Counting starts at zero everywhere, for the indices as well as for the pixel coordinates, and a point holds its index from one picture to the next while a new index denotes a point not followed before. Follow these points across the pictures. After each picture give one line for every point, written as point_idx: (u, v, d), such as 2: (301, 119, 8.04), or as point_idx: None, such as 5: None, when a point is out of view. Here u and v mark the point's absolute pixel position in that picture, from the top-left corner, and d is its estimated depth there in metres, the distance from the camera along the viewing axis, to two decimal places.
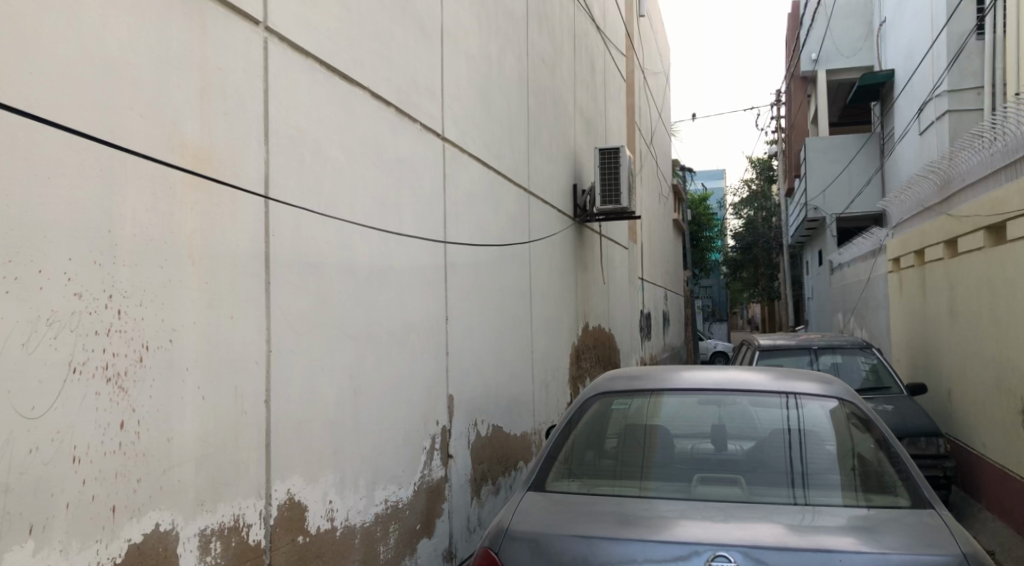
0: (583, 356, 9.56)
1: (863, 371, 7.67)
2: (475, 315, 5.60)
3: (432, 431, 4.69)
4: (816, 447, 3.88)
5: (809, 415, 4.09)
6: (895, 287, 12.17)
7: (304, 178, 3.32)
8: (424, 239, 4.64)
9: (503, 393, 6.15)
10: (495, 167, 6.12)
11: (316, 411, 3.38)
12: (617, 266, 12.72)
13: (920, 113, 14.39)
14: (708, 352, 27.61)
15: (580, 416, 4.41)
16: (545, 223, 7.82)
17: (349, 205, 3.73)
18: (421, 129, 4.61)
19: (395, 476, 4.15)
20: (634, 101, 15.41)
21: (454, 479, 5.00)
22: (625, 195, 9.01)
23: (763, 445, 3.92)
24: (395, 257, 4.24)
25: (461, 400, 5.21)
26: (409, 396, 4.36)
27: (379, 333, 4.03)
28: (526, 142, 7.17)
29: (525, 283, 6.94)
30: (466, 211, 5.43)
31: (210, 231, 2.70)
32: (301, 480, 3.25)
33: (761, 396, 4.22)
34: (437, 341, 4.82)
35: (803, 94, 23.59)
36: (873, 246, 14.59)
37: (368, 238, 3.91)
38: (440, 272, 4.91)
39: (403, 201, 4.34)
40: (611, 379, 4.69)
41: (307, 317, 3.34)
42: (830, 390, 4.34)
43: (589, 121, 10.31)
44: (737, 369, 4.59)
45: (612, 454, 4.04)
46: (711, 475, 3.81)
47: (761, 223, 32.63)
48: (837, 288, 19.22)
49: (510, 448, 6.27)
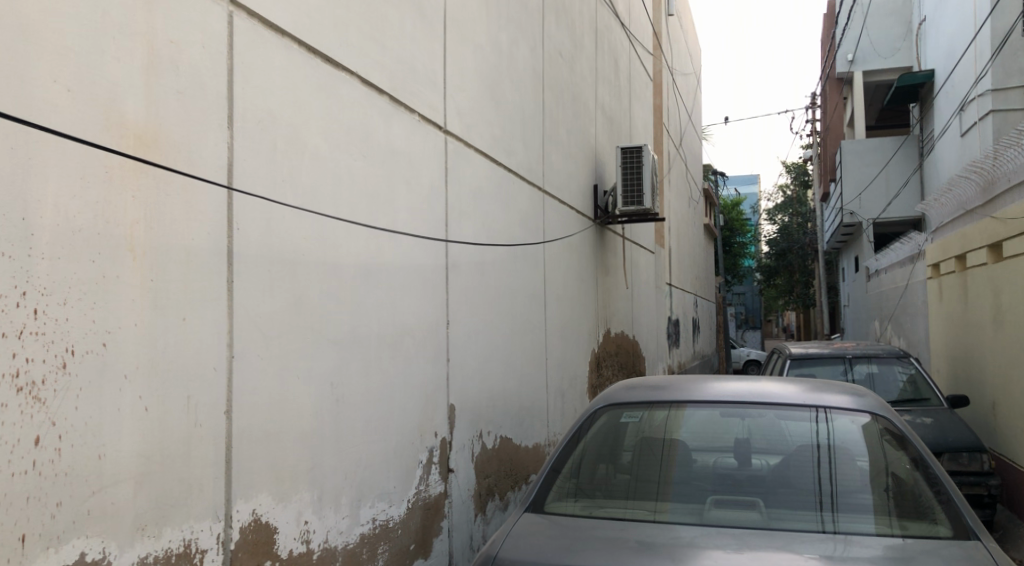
0: (604, 364, 9.20)
1: (900, 382, 7.18)
2: (481, 319, 5.30)
3: (429, 444, 4.38)
4: (846, 465, 3.49)
5: (839, 430, 3.69)
6: (934, 293, 11.59)
7: (276, 166, 3.06)
8: (421, 237, 4.36)
9: (512, 402, 5.83)
10: (504, 163, 5.83)
11: (289, 421, 3.10)
12: (642, 271, 12.34)
13: (961, 112, 13.78)
14: (741, 361, 26.99)
15: (587, 428, 4.06)
16: (562, 224, 7.51)
17: (332, 199, 3.46)
18: (418, 120, 4.34)
19: (385, 492, 3.85)
20: (661, 101, 15.03)
21: (455, 495, 4.68)
22: (648, 195, 8.66)
23: (787, 462, 3.54)
24: (386, 256, 3.95)
25: (463, 409, 4.90)
26: (402, 406, 4.07)
27: (367, 337, 3.74)
28: (541, 139, 6.88)
29: (538, 286, 6.62)
30: (471, 209, 5.14)
31: (157, 223, 2.44)
32: (270, 499, 2.96)
33: (787, 408, 3.83)
34: (436, 346, 4.53)
35: (838, 96, 22.95)
36: (911, 250, 13.99)
37: (354, 234, 3.64)
38: (440, 273, 4.61)
39: (396, 195, 4.07)
40: (622, 390, 4.31)
41: (279, 318, 3.06)
42: (863, 404, 3.93)
43: (612, 120, 9.98)
44: (761, 380, 4.19)
45: (622, 471, 3.69)
46: (727, 496, 3.43)
47: (795, 229, 31.90)
48: (874, 295, 18.57)
49: (520, 460, 5.94)
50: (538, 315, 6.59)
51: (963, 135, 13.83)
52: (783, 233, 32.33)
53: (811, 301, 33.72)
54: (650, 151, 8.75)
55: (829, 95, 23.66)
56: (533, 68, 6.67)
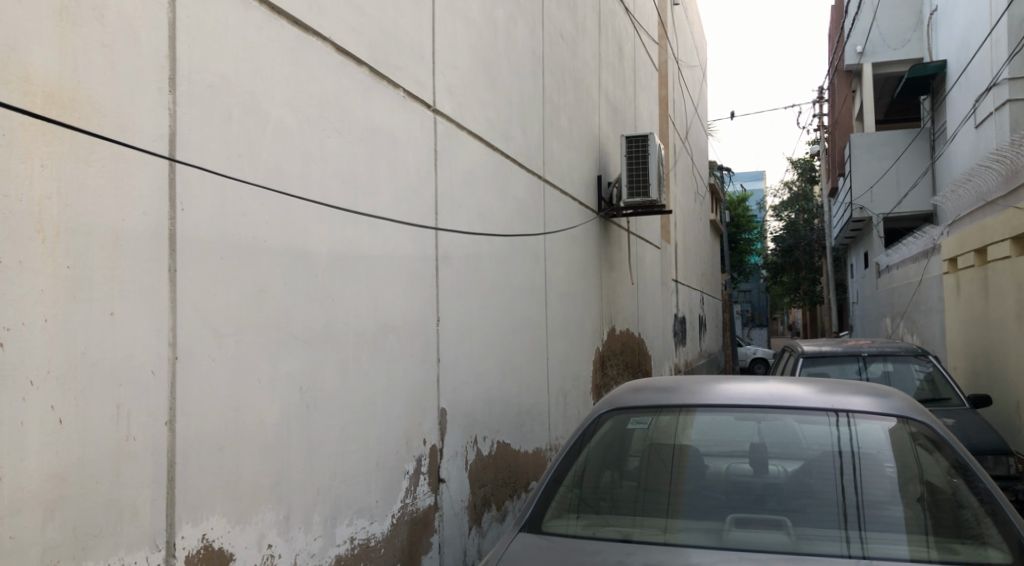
0: (609, 363, 8.81)
1: (918, 380, 6.75)
2: (476, 315, 4.91)
3: (417, 452, 3.99)
4: (877, 474, 3.07)
5: (868, 432, 3.27)
6: (951, 289, 11.17)
7: (233, 138, 2.68)
8: (407, 224, 3.98)
9: (511, 405, 5.44)
10: (500, 148, 5.44)
11: (251, 430, 2.71)
12: (648, 267, 11.94)
13: (976, 104, 13.33)
14: (747, 359, 26.55)
15: (591, 434, 3.64)
16: (564, 215, 7.12)
17: (300, 178, 3.08)
18: (402, 97, 3.97)
19: (365, 508, 3.46)
20: (667, 93, 14.61)
21: (446, 508, 4.28)
22: (653, 186, 8.27)
23: (812, 469, 3.12)
24: (366, 244, 3.57)
25: (456, 413, 4.51)
26: (385, 410, 3.68)
27: (344, 335, 3.36)
28: (541, 125, 6.50)
29: (538, 281, 6.23)
30: (463, 196, 4.76)
31: (73, 199, 2.07)
32: (225, 522, 2.56)
33: (808, 410, 3.40)
34: (425, 344, 4.14)
35: (847, 89, 22.52)
36: (925, 245, 13.57)
37: (327, 220, 3.26)
38: (428, 264, 4.22)
39: (377, 178, 3.69)
40: (631, 392, 3.87)
41: (236, 312, 2.67)
42: (900, 408, 3.49)
43: (616, 109, 9.59)
44: (784, 382, 3.76)
45: (630, 481, 3.28)
46: (749, 514, 3.01)
47: (802, 226, 31.48)
48: (885, 292, 18.14)
49: (519, 466, 5.55)
50: (538, 311, 6.20)
51: (977, 126, 13.43)
52: (790, 230, 31.93)
53: (818, 298, 33.27)
54: (656, 140, 8.36)
55: (837, 88, 23.23)
56: (532, 50, 6.29)
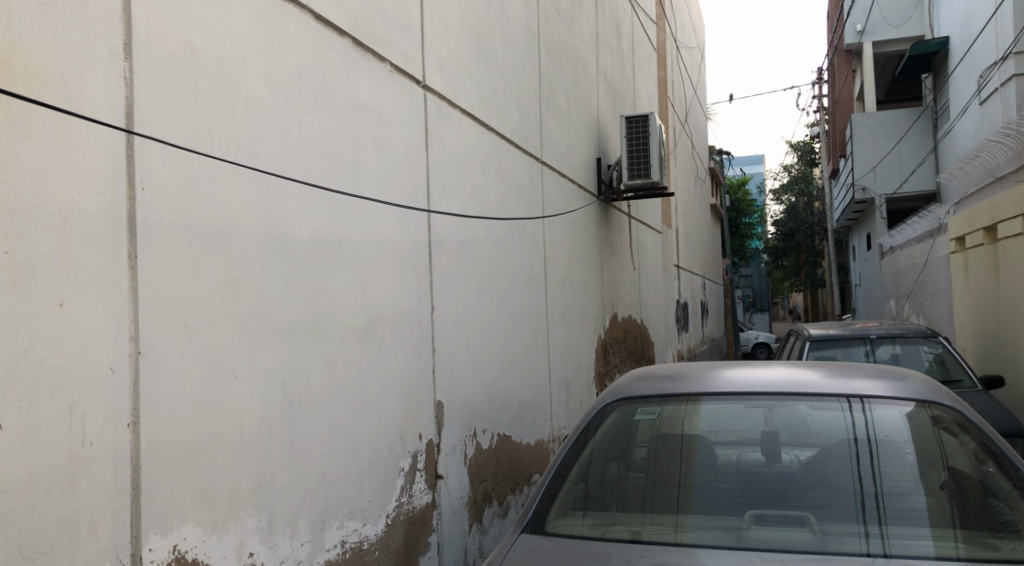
0: (612, 350, 8.59)
1: (926, 362, 6.53)
2: (473, 303, 4.69)
3: (413, 448, 3.77)
4: (898, 462, 2.85)
5: (887, 418, 3.04)
6: (959, 269, 10.94)
7: (200, 111, 2.45)
8: (397, 207, 3.75)
9: (511, 396, 5.22)
10: (495, 127, 5.21)
11: (227, 430, 2.50)
12: (649, 252, 11.70)
13: (981, 82, 13.02)
14: (749, 344, 26.33)
15: (595, 426, 3.41)
16: (563, 199, 6.88)
17: (278, 156, 2.85)
18: (389, 71, 3.74)
19: (357, 509, 3.24)
20: (666, 74, 14.32)
21: (444, 506, 4.07)
22: (654, 168, 8.02)
23: (831, 458, 2.90)
24: (352, 228, 3.34)
25: (453, 406, 4.29)
26: (377, 404, 3.46)
27: (331, 324, 3.14)
28: (538, 104, 6.26)
29: (538, 266, 6.01)
30: (457, 178, 4.53)
31: (11, 176, 1.85)
32: (200, 532, 2.34)
33: (823, 395, 3.17)
34: (419, 335, 3.92)
35: (847, 69, 22.20)
36: (930, 225, 13.32)
37: (309, 202, 3.03)
38: (421, 249, 4.00)
39: (364, 157, 3.46)
40: (636, 380, 3.64)
41: (208, 301, 2.45)
42: (923, 390, 3.26)
43: (614, 90, 9.34)
44: (799, 367, 3.52)
45: (639, 473, 3.06)
46: (767, 510, 2.79)
47: (803, 209, 31.20)
48: (889, 274, 17.90)
49: (520, 460, 5.33)
50: (538, 298, 5.97)
51: (981, 104, 13.15)
52: (791, 213, 31.65)
53: (820, 282, 33.03)
54: (656, 120, 8.11)
55: (837, 68, 22.90)
56: (527, 27, 6.04)
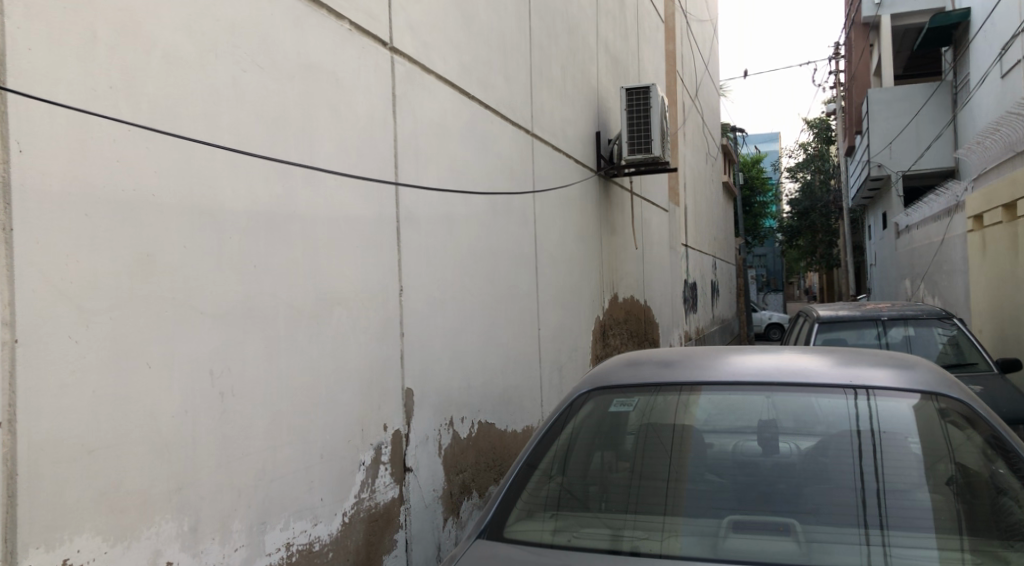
0: (612, 332, 8.29)
1: (940, 346, 6.15)
2: (451, 284, 4.39)
3: (376, 439, 3.51)
4: (904, 458, 2.55)
5: (892, 408, 2.73)
6: (977, 247, 10.52)
7: (98, 67, 2.19)
8: (357, 179, 3.45)
9: (494, 382, 4.94)
10: (478, 95, 4.88)
11: (138, 425, 2.25)
12: (655, 231, 11.33)
13: (1003, 54, 12.51)
14: (761, 324, 25.87)
15: (568, 417, 3.11)
16: (556, 174, 6.55)
17: (206, 120, 2.56)
18: (348, 30, 3.43)
19: (306, 509, 2.98)
20: (674, 47, 13.82)
21: (414, 501, 3.80)
22: (656, 142, 7.66)
23: (829, 452, 2.61)
24: (301, 201, 3.05)
25: (426, 393, 4.01)
26: (332, 392, 3.19)
27: (273, 308, 2.86)
28: (529, 73, 5.92)
29: (528, 245, 5.70)
30: (433, 148, 4.22)
31: None
32: (100, 542, 2.09)
33: (822, 384, 2.88)
34: (384, 318, 3.64)
35: (865, 42, 21.57)
36: (948, 203, 12.85)
37: (245, 170, 2.74)
38: (387, 225, 3.70)
39: (317, 124, 3.17)
40: (617, 368, 3.32)
41: (108, 281, 2.19)
42: (930, 381, 2.93)
43: (616, 60, 8.93)
44: (795, 356, 3.19)
45: (622, 468, 2.77)
46: (748, 516, 2.48)
47: (818, 187, 30.60)
48: (904, 253, 17.46)
49: (504, 448, 5.06)
50: (527, 278, 5.66)
51: (1004, 77, 12.62)
52: (806, 191, 31.05)
53: (835, 261, 32.47)
54: (658, 91, 7.73)
55: (854, 41, 22.26)
56: None
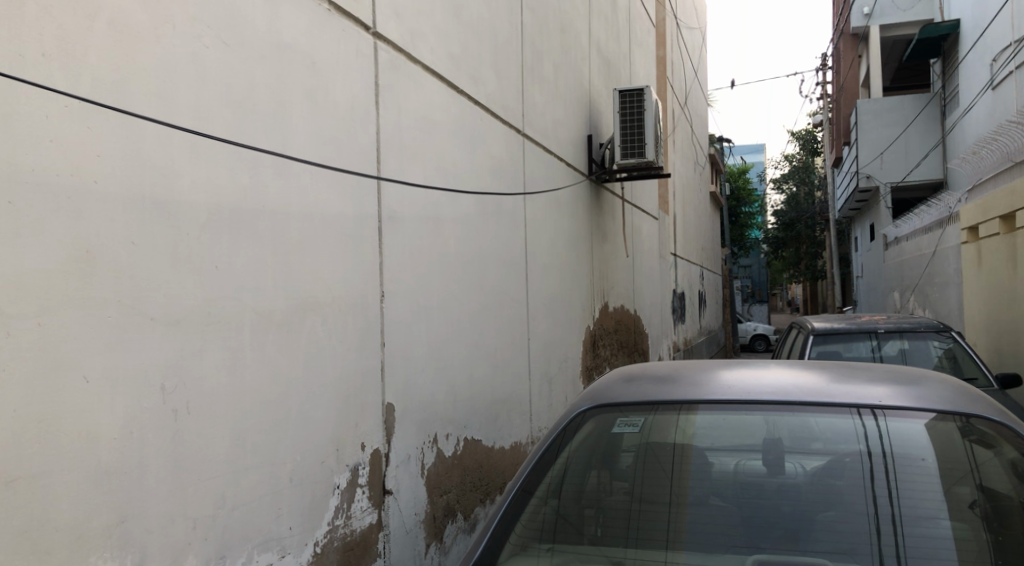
0: (602, 343, 8.00)
1: (936, 358, 5.60)
2: (437, 290, 4.08)
3: (353, 460, 3.19)
4: (921, 483, 2.31)
5: (909, 429, 2.49)
6: (971, 259, 10.35)
7: (29, 30, 1.89)
8: (335, 173, 3.15)
9: (481, 396, 4.63)
10: (467, 89, 4.59)
11: (71, 448, 1.93)
12: (645, 239, 11.08)
13: (994, 65, 12.40)
14: (747, 335, 25.61)
15: (565, 438, 2.79)
16: (548, 176, 6.26)
17: (162, 98, 2.25)
18: (327, 10, 3.13)
19: (273, 540, 2.66)
20: (665, 53, 13.62)
21: (393, 527, 3.48)
22: (650, 146, 7.40)
23: (841, 476, 2.37)
24: (271, 195, 2.74)
25: (409, 408, 3.70)
26: (304, 408, 2.88)
27: (238, 312, 2.53)
28: (520, 70, 5.64)
29: (518, 251, 5.41)
30: (419, 144, 3.92)
31: None
32: None
33: (831, 400, 2.62)
34: (364, 326, 3.32)
35: (853, 53, 21.51)
36: (940, 214, 12.70)
37: (207, 157, 2.42)
38: (368, 225, 3.39)
39: (290, 110, 2.86)
40: (618, 384, 3.01)
41: (35, 279, 1.88)
42: (957, 399, 2.68)
43: (608, 63, 8.68)
44: (809, 371, 2.92)
45: (623, 492, 2.48)
46: (773, 557, 2.19)
47: (804, 198, 30.56)
48: (892, 265, 17.33)
49: (491, 467, 4.74)
50: (517, 285, 5.37)
51: (994, 89, 12.49)
52: (791, 202, 31.02)
53: (820, 273, 32.40)
54: (653, 93, 7.48)
55: (842, 52, 22.20)
56: None
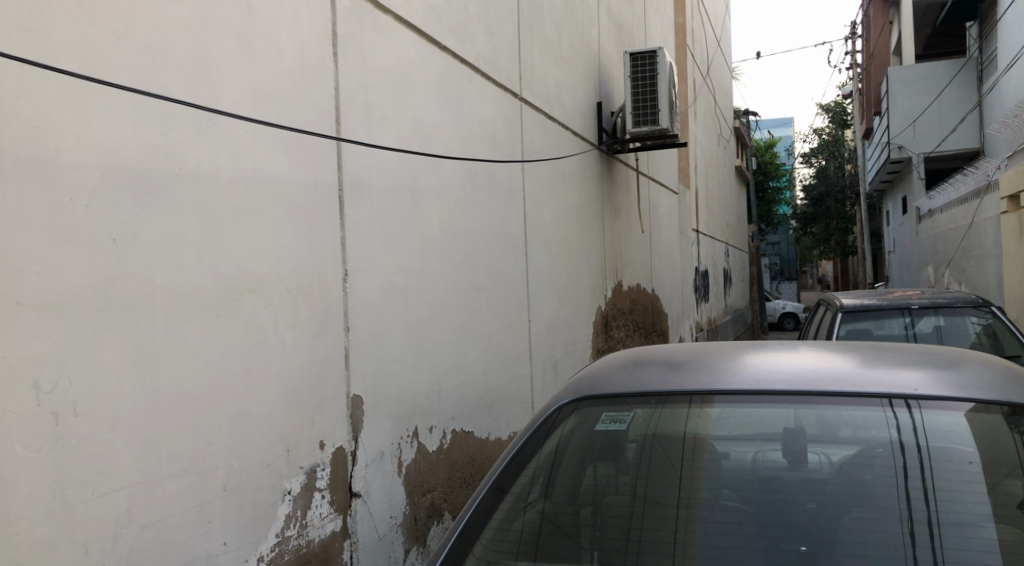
0: (615, 324, 7.57)
1: (975, 335, 5.05)
2: (416, 267, 3.67)
3: (310, 460, 2.81)
4: (960, 484, 1.87)
5: (947, 423, 2.03)
6: (1012, 230, 9.70)
7: None
8: (281, 135, 2.75)
9: (472, 383, 4.23)
10: (450, 44, 4.13)
11: None
12: (664, 214, 10.57)
13: None
14: (775, 314, 24.88)
15: (542, 437, 2.34)
16: (550, 144, 5.81)
17: (26, 33, 1.89)
18: None
19: (200, 559, 2.28)
20: (684, 20, 12.98)
21: (362, 534, 3.09)
22: (664, 112, 6.90)
23: (868, 469, 1.95)
24: (193, 156, 2.34)
25: (382, 401, 3.31)
26: (243, 404, 2.48)
27: (148, 294, 2.16)
28: (516, 27, 5.17)
29: (515, 224, 4.97)
30: (391, 106, 3.50)
31: None
32: None
33: (855, 390, 2.17)
34: (322, 309, 2.93)
35: (884, 18, 20.60)
36: (977, 183, 12.00)
37: (98, 109, 2.05)
38: (326, 195, 2.99)
39: (217, 57, 2.45)
40: (608, 373, 2.56)
41: None
42: (1012, 387, 2.20)
43: (619, 25, 8.14)
44: (832, 357, 2.45)
45: (615, 495, 2.05)
46: None
47: (833, 172, 29.61)
48: (926, 239, 16.61)
49: (485, 460, 4.34)
50: (515, 263, 4.93)
51: None
52: (820, 177, 30.10)
53: (851, 248, 31.51)
54: (666, 56, 6.96)
55: (873, 18, 21.29)
56: None
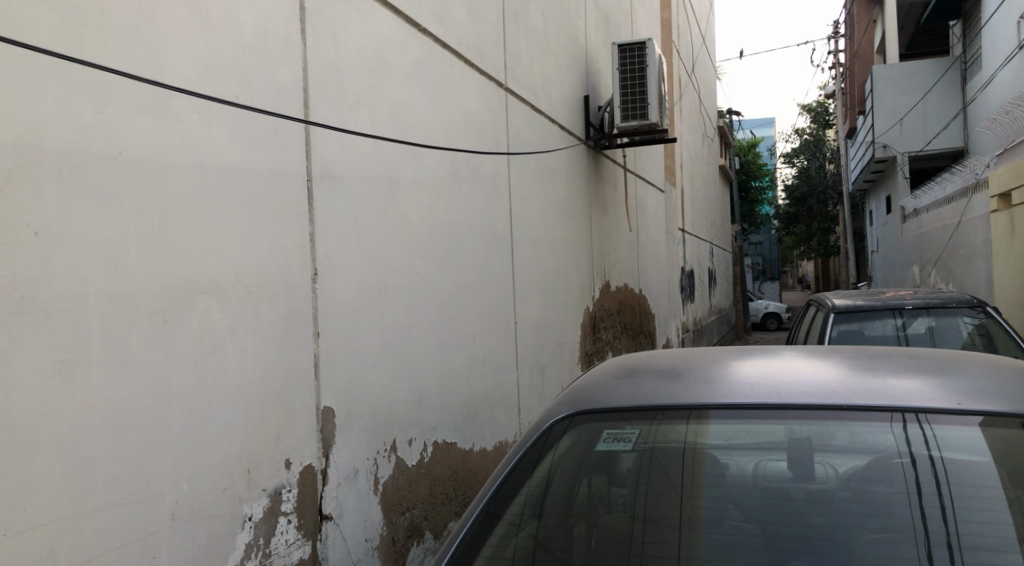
0: (603, 325, 7.31)
1: (967, 334, 4.81)
2: (393, 266, 3.37)
3: (274, 481, 2.51)
4: (981, 501, 1.61)
5: (969, 437, 1.74)
6: (1003, 229, 9.56)
7: None
8: (241, 117, 2.45)
9: (455, 390, 3.93)
10: (431, 26, 3.85)
11: None
12: (651, 212, 10.33)
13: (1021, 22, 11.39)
14: (759, 313, 24.79)
15: (535, 459, 2.00)
16: (536, 137, 5.53)
17: None
18: None
19: None
20: (670, 16, 12.76)
21: (333, 560, 2.80)
22: (653, 106, 6.62)
23: (885, 483, 1.68)
24: (135, 138, 2.04)
25: (356, 412, 3.01)
26: (194, 421, 2.18)
27: (79, 296, 1.86)
28: (501, 12, 4.89)
29: (500, 220, 4.68)
30: (367, 91, 3.21)
31: None
32: None
33: (878, 403, 1.84)
34: (288, 312, 2.63)
35: (868, 18, 20.54)
36: (965, 182, 11.89)
37: (14, 80, 1.75)
38: (293, 187, 2.69)
39: (163, 27, 2.16)
40: (610, 384, 2.22)
41: None
42: None
43: (606, 17, 7.88)
44: (860, 366, 2.12)
45: (619, 530, 1.72)
46: None
47: (816, 172, 29.57)
48: (911, 238, 16.53)
49: (469, 473, 4.04)
50: (500, 262, 4.65)
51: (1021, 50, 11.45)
52: (803, 176, 30.09)
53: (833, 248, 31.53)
54: (655, 47, 6.70)
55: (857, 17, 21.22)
56: None
